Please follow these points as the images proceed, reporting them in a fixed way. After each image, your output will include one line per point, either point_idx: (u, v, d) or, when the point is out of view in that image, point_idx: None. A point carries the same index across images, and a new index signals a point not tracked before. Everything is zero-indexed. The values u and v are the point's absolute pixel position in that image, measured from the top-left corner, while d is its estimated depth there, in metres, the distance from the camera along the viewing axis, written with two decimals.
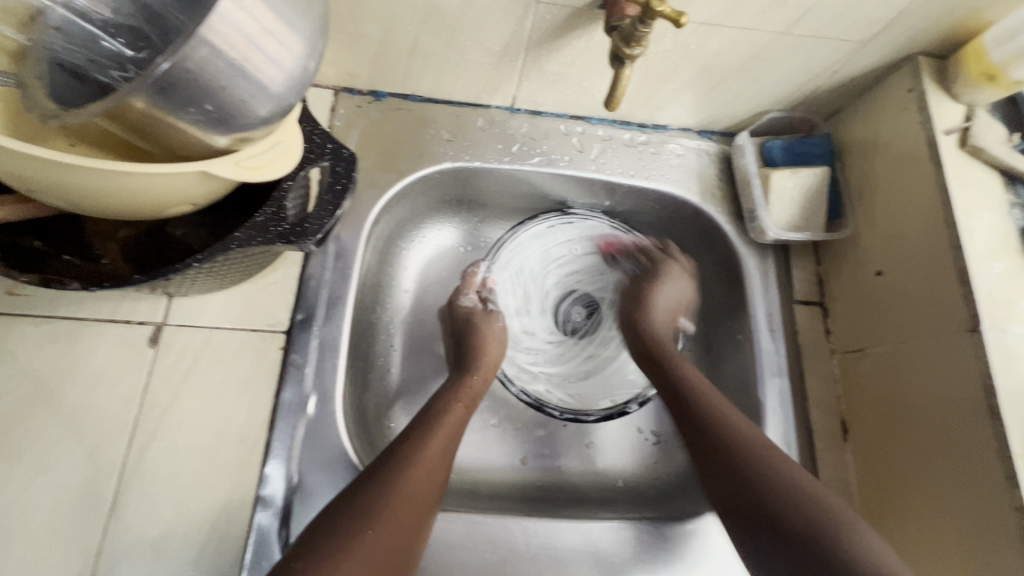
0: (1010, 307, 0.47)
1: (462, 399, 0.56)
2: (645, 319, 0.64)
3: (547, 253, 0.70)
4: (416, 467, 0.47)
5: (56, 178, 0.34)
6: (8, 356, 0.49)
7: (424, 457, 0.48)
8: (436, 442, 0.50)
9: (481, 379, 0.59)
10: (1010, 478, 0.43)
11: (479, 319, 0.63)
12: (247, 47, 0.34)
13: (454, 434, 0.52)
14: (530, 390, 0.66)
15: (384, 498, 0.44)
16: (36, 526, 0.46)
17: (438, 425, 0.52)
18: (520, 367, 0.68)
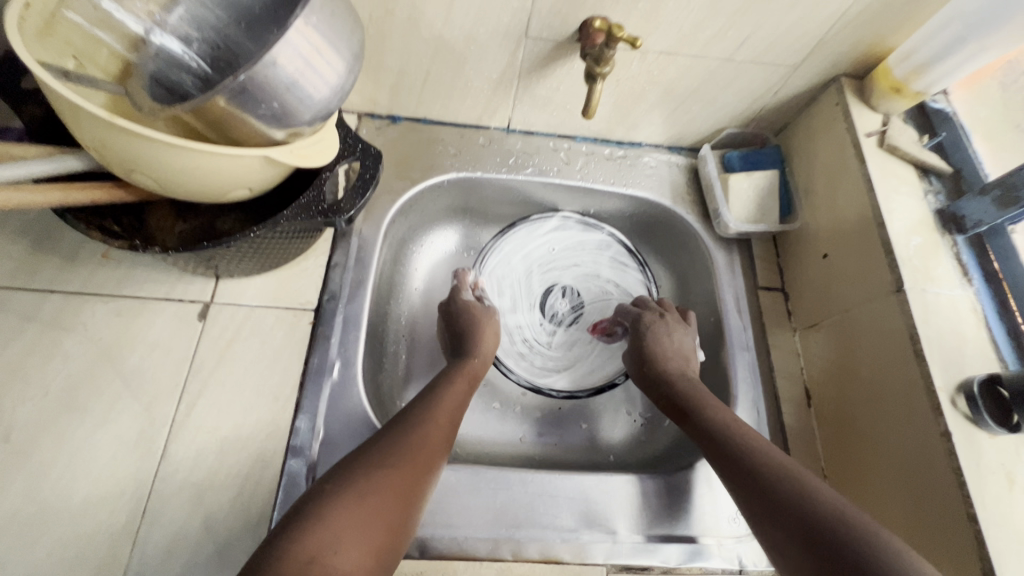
0: (926, 272, 0.56)
1: (467, 374, 0.63)
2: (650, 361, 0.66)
3: (529, 255, 0.79)
4: (430, 428, 0.54)
5: (156, 158, 0.44)
6: (79, 327, 0.58)
7: (436, 419, 0.55)
8: (445, 409, 0.57)
9: (482, 360, 0.66)
10: (935, 408, 0.50)
11: (480, 312, 0.70)
12: (304, 61, 0.45)
13: (461, 404, 0.60)
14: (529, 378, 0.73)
15: (402, 451, 0.50)
16: (99, 466, 0.53)
17: (444, 396, 0.59)
18: (516, 354, 0.75)
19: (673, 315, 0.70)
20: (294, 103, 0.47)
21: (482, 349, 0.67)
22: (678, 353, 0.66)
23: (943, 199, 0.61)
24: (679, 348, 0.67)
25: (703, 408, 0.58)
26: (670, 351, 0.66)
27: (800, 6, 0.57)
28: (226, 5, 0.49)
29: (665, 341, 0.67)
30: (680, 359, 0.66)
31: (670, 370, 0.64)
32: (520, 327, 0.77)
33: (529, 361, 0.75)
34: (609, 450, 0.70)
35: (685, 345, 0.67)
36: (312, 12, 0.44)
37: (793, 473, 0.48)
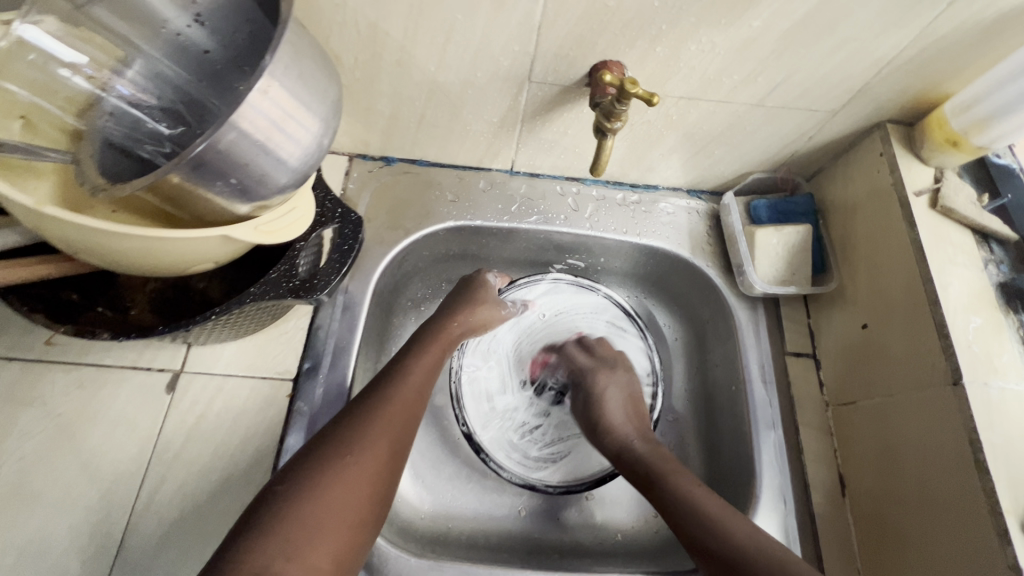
0: (989, 361, 0.48)
1: (439, 343, 0.57)
2: (608, 429, 0.60)
3: (518, 324, 0.70)
4: (388, 411, 0.49)
5: (100, 241, 0.39)
6: (37, 400, 0.53)
7: (395, 401, 0.50)
8: (406, 388, 0.51)
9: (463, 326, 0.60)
10: (1001, 534, 0.43)
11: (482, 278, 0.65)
12: (271, 129, 0.39)
13: (429, 375, 0.54)
14: (523, 473, 0.63)
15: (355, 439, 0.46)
16: (50, 563, 0.48)
17: (405, 372, 0.52)
18: (509, 444, 0.65)
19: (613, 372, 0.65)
20: (259, 175, 0.41)
21: (469, 304, 0.61)
22: (622, 424, 0.61)
23: (1006, 270, 0.54)
24: (622, 421, 0.61)
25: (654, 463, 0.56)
26: (618, 422, 0.61)
27: (843, 50, 0.50)
28: (184, 60, 0.43)
29: (612, 404, 0.62)
30: (634, 432, 0.60)
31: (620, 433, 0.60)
32: (511, 411, 0.66)
33: (520, 451, 0.65)
34: (615, 529, 0.64)
35: (624, 408, 0.62)
36: (277, 72, 0.38)
37: None
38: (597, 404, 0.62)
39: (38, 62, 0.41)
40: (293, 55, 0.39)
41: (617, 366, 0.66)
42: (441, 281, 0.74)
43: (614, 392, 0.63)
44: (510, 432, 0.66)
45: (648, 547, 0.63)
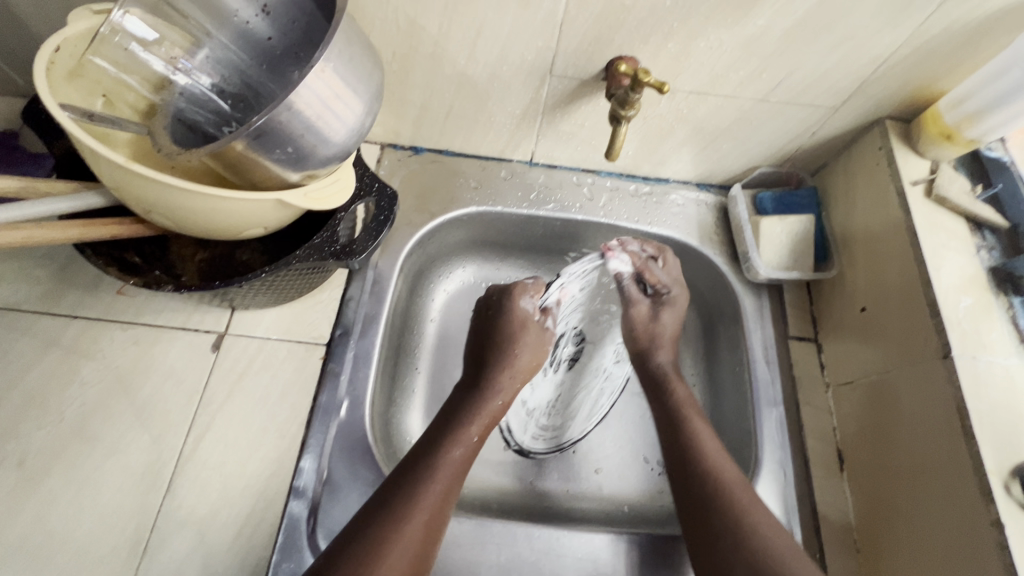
0: (977, 337, 0.52)
1: (483, 416, 0.58)
2: (653, 357, 0.66)
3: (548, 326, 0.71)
4: (417, 519, 0.48)
5: (169, 200, 0.45)
6: (97, 354, 0.59)
7: (428, 494, 0.49)
8: (438, 486, 0.50)
9: (503, 400, 0.61)
10: (985, 493, 0.45)
11: (523, 325, 0.65)
12: (322, 108, 0.44)
13: (461, 469, 0.53)
14: (558, 439, 0.71)
15: (380, 557, 0.45)
16: (105, 497, 0.53)
17: (440, 464, 0.52)
18: (542, 429, 0.71)
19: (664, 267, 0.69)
20: (309, 146, 0.46)
21: (513, 364, 0.63)
22: (667, 331, 0.68)
23: (998, 255, 0.58)
24: (671, 332, 0.68)
25: (673, 386, 0.63)
26: (668, 334, 0.67)
27: (841, 48, 0.54)
28: (248, 47, 0.49)
29: (668, 315, 0.68)
30: (665, 346, 0.67)
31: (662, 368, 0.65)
32: (537, 398, 0.72)
33: (553, 427, 0.71)
34: (622, 502, 0.67)
35: (678, 317, 0.69)
36: (331, 57, 0.43)
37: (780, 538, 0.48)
38: (655, 322, 0.68)
39: (123, 46, 0.46)
40: (345, 42, 0.44)
41: (672, 271, 0.69)
42: (459, 267, 0.79)
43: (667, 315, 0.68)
44: (540, 416, 0.72)
45: (652, 517, 0.66)
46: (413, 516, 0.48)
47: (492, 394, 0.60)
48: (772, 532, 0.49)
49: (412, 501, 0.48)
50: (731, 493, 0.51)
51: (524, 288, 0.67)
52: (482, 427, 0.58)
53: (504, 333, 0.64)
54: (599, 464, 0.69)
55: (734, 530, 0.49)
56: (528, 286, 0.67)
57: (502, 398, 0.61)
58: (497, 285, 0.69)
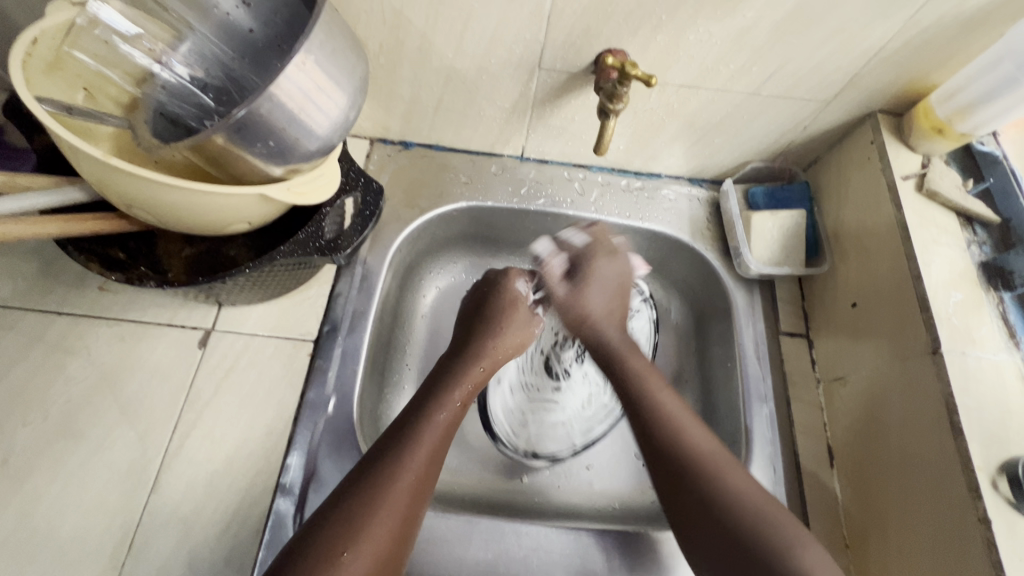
0: (967, 333, 0.52)
1: (469, 383, 0.58)
2: (602, 334, 0.63)
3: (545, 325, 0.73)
4: (407, 477, 0.47)
5: (151, 195, 0.44)
6: (83, 350, 0.58)
7: (417, 455, 0.49)
8: (424, 450, 0.50)
9: (485, 367, 0.60)
10: (972, 489, 0.45)
11: (512, 301, 0.66)
12: (304, 100, 0.43)
13: (446, 433, 0.53)
14: (569, 440, 0.68)
15: (369, 514, 0.44)
16: (90, 495, 0.52)
17: (426, 428, 0.51)
18: (549, 431, 0.69)
19: (603, 252, 0.66)
20: (292, 139, 0.45)
21: (500, 336, 0.63)
22: (598, 309, 0.64)
23: (989, 250, 0.57)
24: (601, 310, 0.64)
25: (626, 358, 0.60)
26: (598, 313, 0.64)
27: (832, 41, 0.54)
28: (230, 38, 0.48)
29: (592, 291, 0.65)
30: (610, 323, 0.64)
31: (614, 343, 0.62)
32: (540, 402, 0.70)
33: (556, 431, 0.69)
34: (612, 498, 0.67)
35: (606, 293, 0.65)
36: (312, 48, 0.42)
37: (752, 510, 0.46)
38: (575, 302, 0.64)
39: (103, 38, 0.47)
40: (327, 33, 0.43)
41: (620, 249, 0.67)
42: (452, 262, 0.79)
43: (602, 267, 0.65)
44: (545, 419, 0.69)
45: (642, 513, 0.65)
46: (401, 479, 0.47)
47: (476, 361, 0.60)
48: (749, 495, 0.47)
49: (400, 463, 0.48)
50: (702, 457, 0.50)
51: (520, 271, 0.68)
52: (464, 394, 0.57)
53: (490, 313, 0.64)
54: (589, 460, 0.69)
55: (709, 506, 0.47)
56: (525, 271, 0.68)
57: (484, 366, 0.60)
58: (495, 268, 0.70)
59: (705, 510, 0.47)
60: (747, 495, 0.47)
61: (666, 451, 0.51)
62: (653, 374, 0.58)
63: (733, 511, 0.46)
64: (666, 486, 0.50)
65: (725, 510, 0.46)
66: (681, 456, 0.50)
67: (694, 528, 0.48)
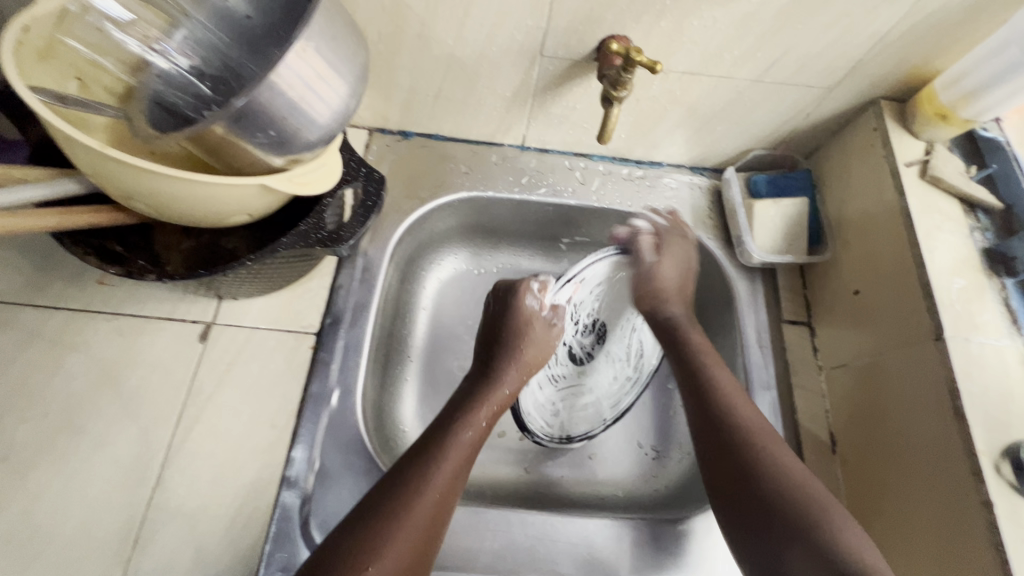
0: (970, 319, 0.52)
1: (492, 404, 0.57)
2: (665, 309, 0.66)
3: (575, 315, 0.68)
4: (428, 497, 0.48)
5: (149, 187, 0.43)
6: (82, 346, 0.57)
7: (439, 473, 0.49)
8: (447, 468, 0.50)
9: (511, 390, 0.60)
10: (975, 473, 0.46)
11: (532, 324, 0.63)
12: (304, 88, 0.42)
13: (471, 452, 0.53)
14: (598, 420, 0.68)
15: (390, 531, 0.45)
16: (93, 490, 0.52)
17: (451, 444, 0.52)
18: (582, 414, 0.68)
19: (679, 234, 0.68)
20: (293, 129, 0.44)
21: (521, 358, 0.61)
22: (671, 285, 0.66)
23: (991, 236, 0.58)
24: (673, 286, 0.66)
25: (688, 333, 0.63)
26: (671, 288, 0.66)
27: (837, 27, 0.53)
28: (227, 26, 0.48)
29: (668, 266, 0.66)
30: (677, 300, 0.67)
31: (675, 318, 0.65)
32: (569, 387, 0.69)
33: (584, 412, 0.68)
34: (617, 486, 0.67)
35: (679, 267, 0.67)
36: (312, 35, 0.41)
37: (799, 481, 0.48)
38: (654, 276, 0.66)
39: (95, 25, 0.46)
40: (327, 20, 0.42)
41: (691, 235, 0.69)
42: (450, 253, 0.78)
43: (669, 256, 0.67)
44: (572, 402, 0.69)
45: (646, 501, 0.66)
46: (425, 494, 0.47)
47: (499, 384, 0.59)
48: (795, 468, 0.49)
49: (422, 481, 0.48)
50: (751, 433, 0.52)
51: (530, 285, 0.63)
52: (490, 414, 0.57)
53: (510, 329, 0.62)
54: (593, 449, 0.69)
55: (753, 478, 0.49)
56: (534, 282, 0.64)
57: (509, 389, 0.60)
58: (504, 281, 0.67)
59: (751, 484, 0.49)
60: (792, 469, 0.49)
61: (716, 419, 0.54)
62: (709, 352, 0.61)
63: (772, 484, 0.48)
64: (711, 458, 0.53)
65: (769, 476, 0.49)
66: (730, 425, 0.53)
67: (736, 491, 0.50)
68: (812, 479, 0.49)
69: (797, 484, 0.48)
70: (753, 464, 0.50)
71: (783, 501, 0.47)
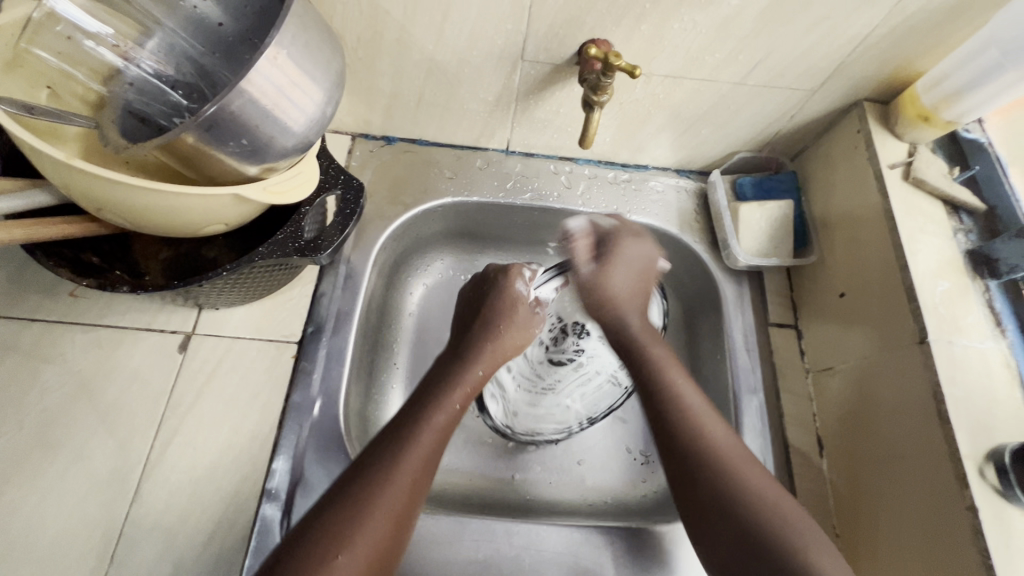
0: (954, 322, 0.52)
1: (465, 386, 0.56)
2: (620, 317, 0.62)
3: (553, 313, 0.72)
4: (399, 483, 0.46)
5: (120, 197, 0.43)
6: (59, 358, 0.56)
7: (410, 460, 0.48)
8: (418, 455, 0.49)
9: (485, 370, 0.60)
10: (960, 477, 0.45)
11: (514, 300, 0.65)
12: (277, 96, 0.42)
13: (443, 434, 0.52)
14: (575, 419, 0.69)
15: (360, 517, 0.43)
16: (70, 504, 0.51)
17: (421, 431, 0.50)
18: (559, 413, 0.70)
19: (628, 231, 0.66)
20: (266, 137, 0.43)
21: (500, 339, 0.62)
22: (622, 294, 0.63)
23: (975, 238, 0.57)
24: (624, 293, 0.63)
25: (647, 346, 0.59)
26: (622, 294, 0.63)
27: (817, 29, 0.53)
28: (200, 33, 0.47)
29: (616, 273, 0.64)
30: (632, 307, 0.63)
31: (630, 326, 0.62)
32: (545, 388, 0.71)
33: (560, 413, 0.69)
34: (605, 492, 0.67)
35: (632, 273, 0.64)
36: (284, 42, 0.41)
37: (770, 508, 0.46)
38: (598, 286, 0.64)
39: (65, 35, 0.45)
40: (300, 26, 0.42)
41: (632, 240, 0.65)
42: (436, 257, 0.78)
43: (627, 256, 0.64)
44: (547, 401, 0.70)
45: (635, 507, 0.65)
46: (395, 482, 0.46)
47: (473, 365, 0.59)
48: (767, 495, 0.47)
49: (394, 465, 0.47)
50: (722, 460, 0.49)
51: (520, 269, 0.67)
52: (462, 396, 0.56)
53: (490, 313, 0.64)
54: (581, 455, 0.69)
55: (727, 508, 0.47)
56: (524, 270, 0.67)
57: (482, 369, 0.59)
58: (492, 265, 0.68)
59: (724, 514, 0.47)
60: (766, 493, 0.47)
61: (684, 447, 0.51)
62: (668, 363, 0.57)
63: (746, 515, 0.46)
64: (682, 487, 0.50)
65: (740, 506, 0.47)
66: (699, 453, 0.50)
67: (707, 523, 0.48)
68: (785, 508, 0.46)
69: (768, 516, 0.46)
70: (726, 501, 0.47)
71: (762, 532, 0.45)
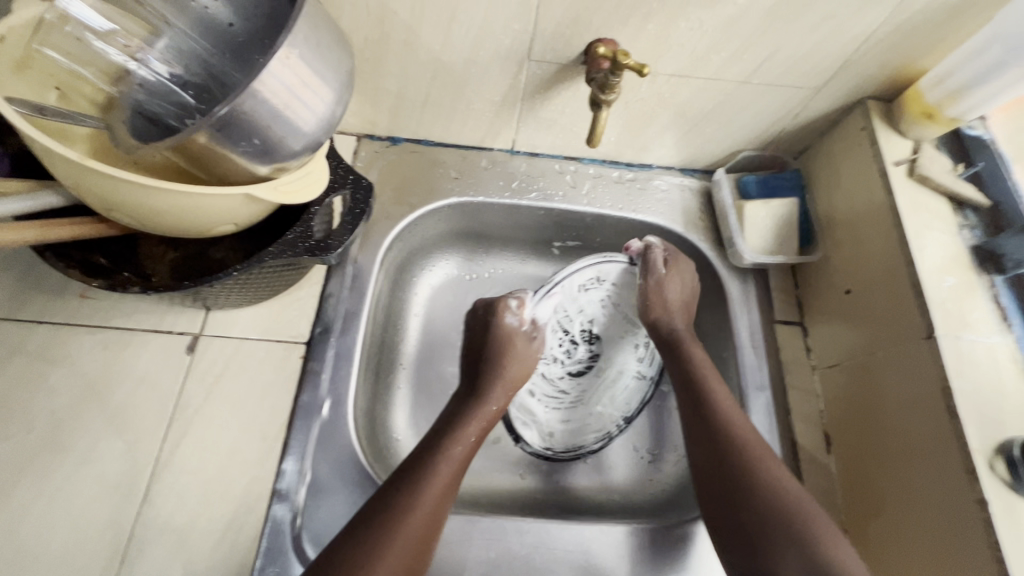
0: (961, 317, 0.52)
1: (480, 420, 0.57)
2: (665, 321, 0.66)
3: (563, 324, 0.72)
4: (416, 515, 0.47)
5: (146, 199, 0.43)
6: (66, 360, 0.56)
7: (428, 492, 0.48)
8: (436, 485, 0.49)
9: (498, 405, 0.60)
10: (970, 471, 0.46)
11: (510, 342, 0.64)
12: (288, 96, 0.42)
13: (460, 468, 0.53)
14: (611, 426, 0.69)
15: (380, 548, 0.44)
16: (79, 507, 0.51)
17: (439, 461, 0.51)
18: (593, 425, 0.69)
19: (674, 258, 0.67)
20: (278, 137, 0.43)
21: (503, 375, 0.62)
22: (678, 298, 0.66)
23: (979, 233, 0.58)
24: (678, 299, 0.66)
25: (690, 347, 0.63)
26: (678, 301, 0.66)
27: (822, 28, 0.53)
28: (208, 33, 0.47)
29: (673, 283, 0.66)
30: (679, 312, 0.66)
31: (676, 328, 0.65)
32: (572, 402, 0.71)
33: (593, 424, 0.69)
34: (613, 490, 0.67)
35: (687, 285, 0.67)
36: (296, 42, 0.41)
37: (790, 494, 0.49)
38: (656, 291, 0.66)
39: (75, 36, 0.45)
40: (311, 26, 0.42)
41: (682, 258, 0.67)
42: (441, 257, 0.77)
43: (675, 279, 0.66)
44: (577, 414, 0.70)
45: (643, 506, 0.65)
46: (411, 513, 0.47)
47: (487, 400, 0.59)
48: (787, 484, 0.49)
49: (413, 497, 0.48)
50: (748, 443, 0.52)
51: (507, 304, 0.65)
52: (479, 429, 0.57)
53: (490, 349, 0.63)
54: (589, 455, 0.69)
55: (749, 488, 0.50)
56: (512, 300, 0.65)
57: (497, 404, 0.60)
58: (480, 301, 0.68)
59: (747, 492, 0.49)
60: (786, 478, 0.50)
61: (712, 433, 0.54)
62: (706, 367, 0.60)
63: (768, 489, 0.49)
64: (706, 473, 0.53)
65: (761, 486, 0.49)
66: (726, 437, 0.53)
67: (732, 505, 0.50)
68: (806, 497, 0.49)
69: (790, 497, 0.48)
70: (743, 487, 0.50)
71: (780, 509, 0.48)
